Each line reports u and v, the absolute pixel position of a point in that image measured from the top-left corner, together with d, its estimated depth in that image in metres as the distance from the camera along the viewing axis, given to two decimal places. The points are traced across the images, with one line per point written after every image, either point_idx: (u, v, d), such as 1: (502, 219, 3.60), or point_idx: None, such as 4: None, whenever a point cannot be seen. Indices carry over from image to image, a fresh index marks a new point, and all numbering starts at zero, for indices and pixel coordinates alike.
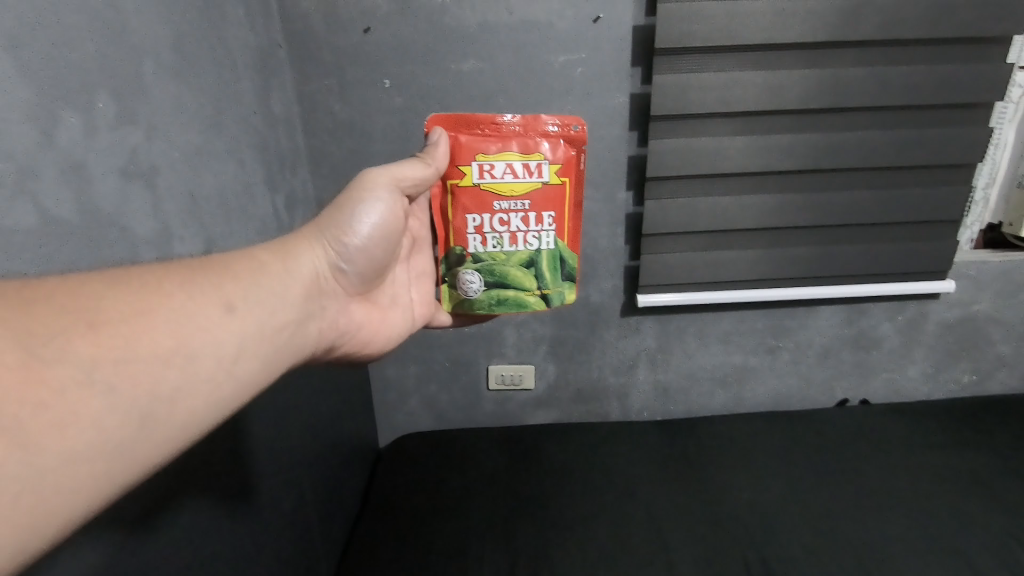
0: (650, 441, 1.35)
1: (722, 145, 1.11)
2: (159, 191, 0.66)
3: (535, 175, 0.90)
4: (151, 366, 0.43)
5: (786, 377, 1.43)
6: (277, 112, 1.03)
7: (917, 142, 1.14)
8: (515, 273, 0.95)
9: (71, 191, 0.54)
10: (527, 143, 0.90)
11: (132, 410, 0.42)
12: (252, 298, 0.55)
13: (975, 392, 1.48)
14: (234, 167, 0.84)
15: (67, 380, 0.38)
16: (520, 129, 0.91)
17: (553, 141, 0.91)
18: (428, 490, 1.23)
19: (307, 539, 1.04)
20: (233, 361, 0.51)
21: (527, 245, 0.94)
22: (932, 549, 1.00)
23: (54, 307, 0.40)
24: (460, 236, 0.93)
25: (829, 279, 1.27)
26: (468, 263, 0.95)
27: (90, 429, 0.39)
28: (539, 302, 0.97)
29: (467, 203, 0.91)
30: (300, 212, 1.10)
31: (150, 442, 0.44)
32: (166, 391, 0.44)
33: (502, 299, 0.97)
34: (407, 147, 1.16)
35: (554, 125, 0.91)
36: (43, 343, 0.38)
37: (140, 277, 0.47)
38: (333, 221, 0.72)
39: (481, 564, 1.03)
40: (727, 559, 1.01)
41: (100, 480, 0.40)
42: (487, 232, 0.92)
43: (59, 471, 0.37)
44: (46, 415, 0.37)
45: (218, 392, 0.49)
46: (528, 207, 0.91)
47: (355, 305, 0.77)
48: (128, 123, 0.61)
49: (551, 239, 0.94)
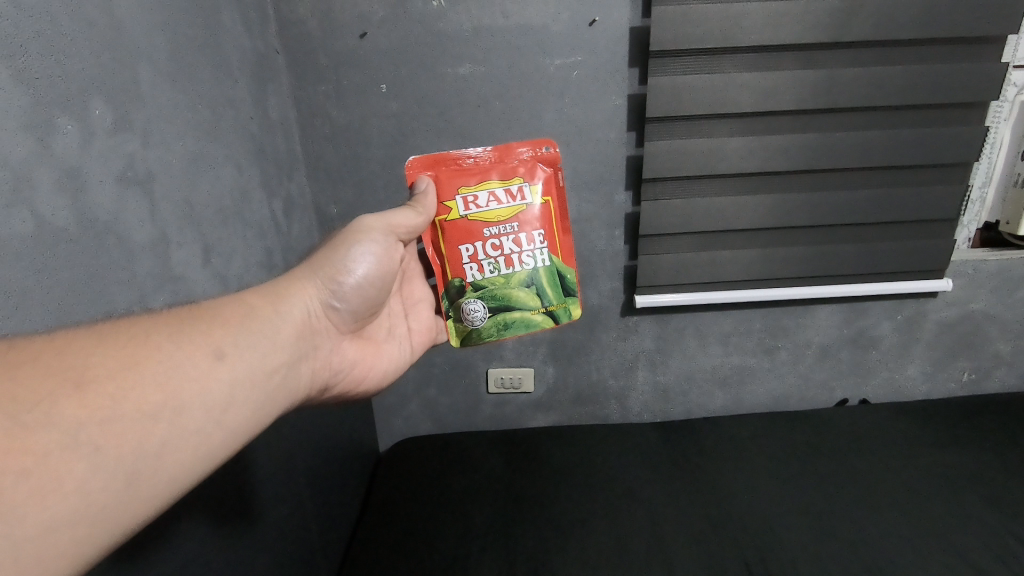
0: (649, 442, 1.35)
1: (718, 146, 1.11)
2: (156, 197, 0.67)
3: (518, 198, 0.94)
4: (137, 422, 0.45)
5: (785, 377, 1.43)
6: (274, 118, 1.03)
7: (913, 142, 1.14)
8: (517, 294, 0.95)
9: (68, 198, 0.54)
10: (504, 170, 0.95)
11: (119, 469, 0.43)
12: (240, 344, 0.56)
13: (974, 390, 1.48)
14: (231, 173, 0.85)
15: (53, 445, 0.39)
16: (496, 161, 0.97)
17: (527, 166, 0.97)
18: (428, 494, 1.24)
19: (307, 544, 1.05)
20: (221, 411, 0.52)
21: (523, 265, 0.95)
22: (932, 549, 0.99)
23: (38, 372, 0.41)
24: (457, 267, 0.94)
25: (827, 278, 1.27)
26: (470, 293, 0.95)
27: (76, 494, 0.40)
28: (546, 319, 0.98)
29: (457, 236, 0.94)
30: (298, 218, 1.11)
31: (137, 498, 0.44)
32: (153, 446, 0.45)
33: (510, 322, 0.97)
34: (404, 153, 1.17)
35: (526, 152, 0.98)
36: (27, 410, 0.39)
37: (125, 335, 0.48)
38: (329, 261, 0.73)
39: (482, 566, 1.03)
40: (726, 559, 1.01)
41: (83, 543, 0.40)
42: (482, 259, 0.94)
43: (42, 537, 0.38)
44: (31, 482, 0.38)
45: (207, 443, 0.50)
46: (517, 228, 0.94)
47: (349, 342, 0.78)
48: (125, 130, 0.62)
49: (545, 255, 0.95)
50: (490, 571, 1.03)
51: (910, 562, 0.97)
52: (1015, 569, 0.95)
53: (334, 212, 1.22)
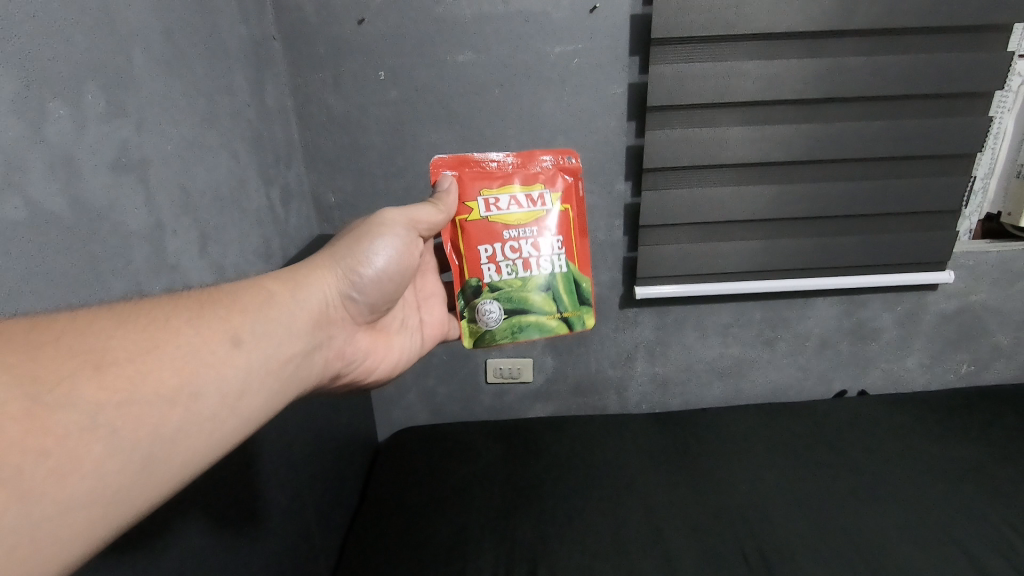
0: (647, 432, 1.35)
1: (720, 135, 1.11)
2: (150, 184, 0.66)
3: (538, 203, 0.93)
4: (155, 405, 0.44)
5: (784, 368, 1.43)
6: (271, 106, 1.02)
7: (916, 133, 1.13)
8: (533, 298, 0.93)
9: (61, 184, 0.54)
10: (526, 175, 0.94)
11: (134, 453, 0.43)
12: (258, 332, 0.55)
13: (972, 382, 1.48)
14: (227, 161, 0.84)
15: (71, 426, 0.39)
16: (518, 165, 0.96)
17: (550, 173, 0.96)
18: (426, 484, 1.24)
19: (306, 532, 1.05)
20: (235, 398, 0.51)
21: (541, 269, 0.93)
22: (931, 540, 1.00)
23: (59, 353, 0.41)
24: (474, 267, 0.93)
25: (827, 270, 1.26)
26: (485, 293, 0.93)
27: (91, 476, 0.40)
28: (561, 325, 0.95)
29: (476, 236, 0.92)
30: (295, 207, 1.11)
31: (150, 483, 0.44)
32: (169, 430, 0.45)
33: (524, 326, 0.94)
34: (403, 141, 1.16)
35: (548, 159, 0.96)
36: (48, 391, 0.39)
37: (147, 315, 0.48)
38: (350, 251, 0.72)
39: (480, 556, 1.04)
40: (725, 550, 1.01)
41: (97, 525, 0.41)
42: (500, 261, 0.92)
43: (56, 519, 0.38)
44: (47, 463, 0.38)
45: (221, 429, 0.50)
46: (537, 233, 0.92)
47: (362, 332, 0.77)
48: (118, 115, 0.61)
49: (564, 261, 0.94)
50: (489, 559, 1.03)
51: (908, 554, 0.97)
52: (1013, 561, 0.95)
53: (332, 201, 1.21)
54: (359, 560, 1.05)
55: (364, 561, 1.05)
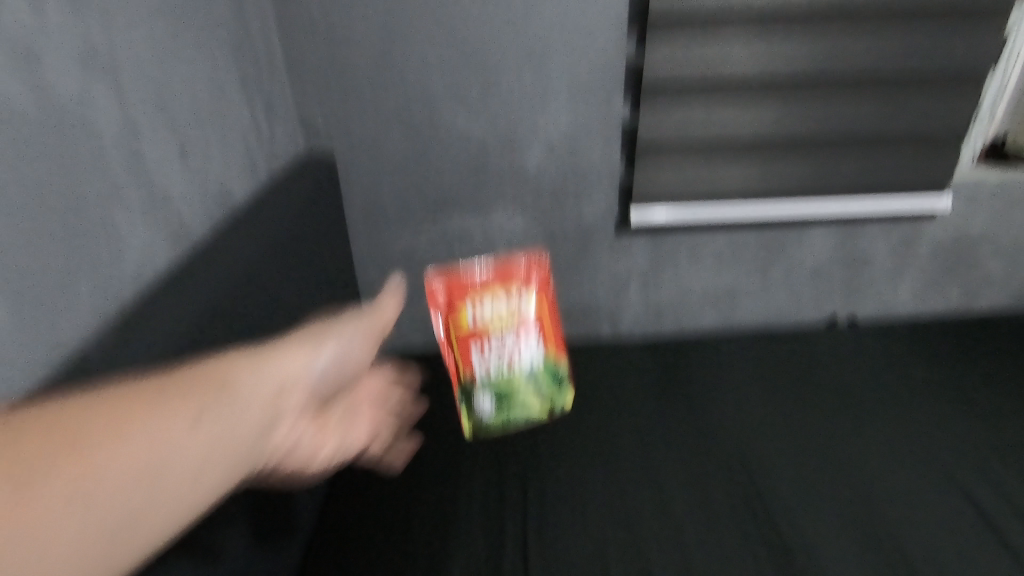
0: (638, 359, 1.37)
1: (726, 48, 1.06)
2: (124, 87, 0.64)
3: (520, 308, 1.12)
4: (160, 427, 0.44)
5: (776, 296, 1.44)
6: (251, 21, 0.98)
7: (924, 48, 1.09)
8: (523, 384, 1.15)
9: (21, 82, 0.52)
10: (508, 276, 1.12)
11: (131, 482, 0.41)
12: (269, 359, 0.54)
13: (961, 310, 1.49)
14: (205, 71, 0.81)
15: (55, 502, 0.37)
16: (503, 273, 1.12)
17: (527, 279, 1.13)
18: (422, 407, 1.25)
19: (312, 454, 1.07)
20: (239, 427, 0.49)
21: (526, 368, 1.15)
22: (908, 469, 1.05)
23: (77, 392, 0.43)
24: (471, 363, 1.12)
25: (825, 196, 1.25)
26: (481, 387, 1.13)
27: (85, 494, 0.39)
28: (547, 408, 1.19)
29: (471, 339, 1.11)
30: (279, 123, 1.07)
31: (149, 524, 0.42)
32: (171, 462, 0.44)
33: (517, 408, 1.16)
34: (392, 54, 1.11)
35: (525, 265, 1.14)
36: (58, 419, 0.40)
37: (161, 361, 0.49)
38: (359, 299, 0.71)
39: (475, 481, 1.07)
40: (712, 476, 1.05)
41: (85, 551, 0.38)
42: (492, 360, 1.13)
43: (43, 537, 0.36)
44: (43, 479, 0.38)
45: (223, 471, 0.48)
46: (520, 330, 1.13)
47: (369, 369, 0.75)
48: (80, 10, 0.58)
49: (542, 354, 1.16)
50: (484, 484, 1.07)
51: (895, 483, 1.03)
52: (1005, 493, 1.00)
53: (318, 119, 1.17)
54: (359, 483, 1.08)
55: (364, 485, 1.08)
